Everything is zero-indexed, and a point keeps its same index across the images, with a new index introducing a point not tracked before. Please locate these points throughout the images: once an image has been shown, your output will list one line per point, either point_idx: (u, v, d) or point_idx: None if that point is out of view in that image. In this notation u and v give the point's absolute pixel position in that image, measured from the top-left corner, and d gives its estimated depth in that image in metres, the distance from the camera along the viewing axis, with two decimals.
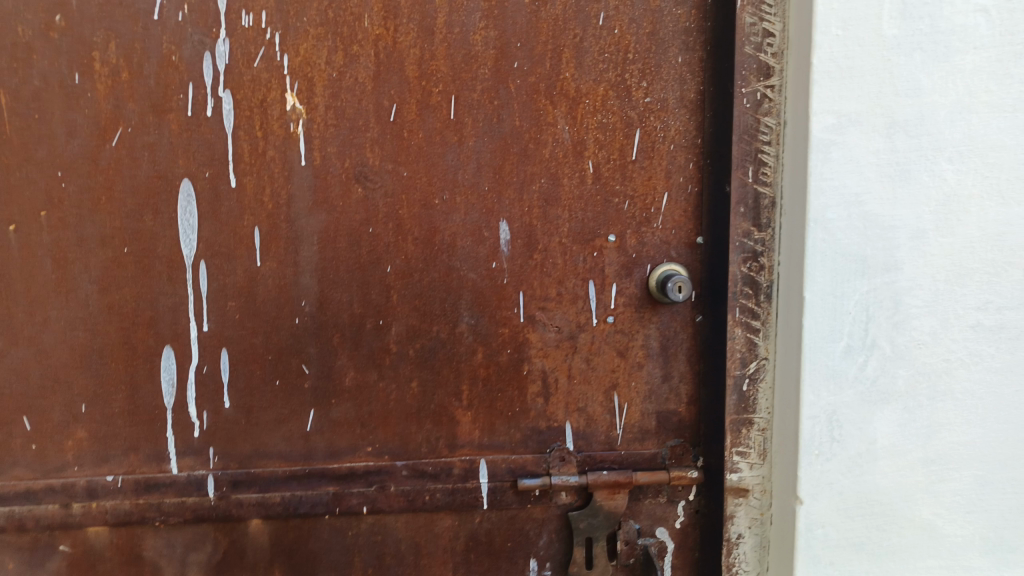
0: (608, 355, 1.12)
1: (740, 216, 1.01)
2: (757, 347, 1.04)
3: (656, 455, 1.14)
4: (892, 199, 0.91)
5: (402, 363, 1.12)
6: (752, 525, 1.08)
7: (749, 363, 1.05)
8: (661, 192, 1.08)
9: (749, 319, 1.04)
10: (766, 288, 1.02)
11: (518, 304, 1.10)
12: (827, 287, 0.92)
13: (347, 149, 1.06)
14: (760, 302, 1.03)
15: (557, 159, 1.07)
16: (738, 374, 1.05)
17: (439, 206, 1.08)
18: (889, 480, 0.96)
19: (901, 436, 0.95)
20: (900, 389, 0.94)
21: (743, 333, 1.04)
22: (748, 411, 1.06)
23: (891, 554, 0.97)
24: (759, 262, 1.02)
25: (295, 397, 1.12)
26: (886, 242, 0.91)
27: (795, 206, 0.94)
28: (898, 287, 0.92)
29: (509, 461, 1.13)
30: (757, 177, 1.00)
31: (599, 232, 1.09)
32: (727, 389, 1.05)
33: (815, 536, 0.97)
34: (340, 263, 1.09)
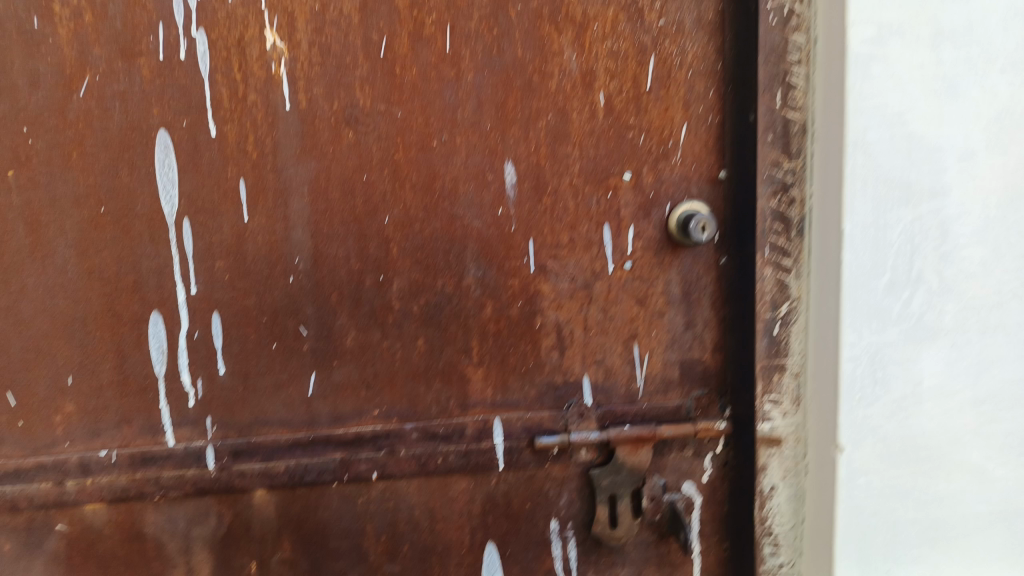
0: (626, 303, 1.04)
1: (768, 144, 0.93)
2: (789, 288, 0.97)
3: (680, 408, 1.07)
4: (939, 117, 0.82)
5: (406, 320, 1.04)
6: (785, 476, 1.01)
7: (780, 306, 0.97)
8: (679, 124, 1.00)
9: (780, 258, 0.96)
10: (797, 223, 0.95)
11: (528, 252, 1.02)
12: (868, 217, 0.84)
13: (335, 89, 0.97)
14: (791, 239, 0.95)
15: (564, 92, 0.98)
16: (768, 317, 0.98)
17: (438, 148, 0.99)
18: (936, 424, 0.89)
19: (950, 376, 0.88)
20: (948, 325, 0.87)
21: (773, 274, 0.96)
22: (780, 356, 0.99)
23: (939, 502, 0.90)
24: (790, 194, 0.94)
25: (294, 361, 1.05)
26: (932, 166, 0.83)
27: (831, 129, 0.86)
28: (945, 215, 0.84)
29: (524, 419, 1.07)
30: (786, 102, 0.91)
31: (613, 170, 1.00)
32: (757, 334, 0.98)
33: (857, 486, 0.89)
34: (334, 215, 1.01)
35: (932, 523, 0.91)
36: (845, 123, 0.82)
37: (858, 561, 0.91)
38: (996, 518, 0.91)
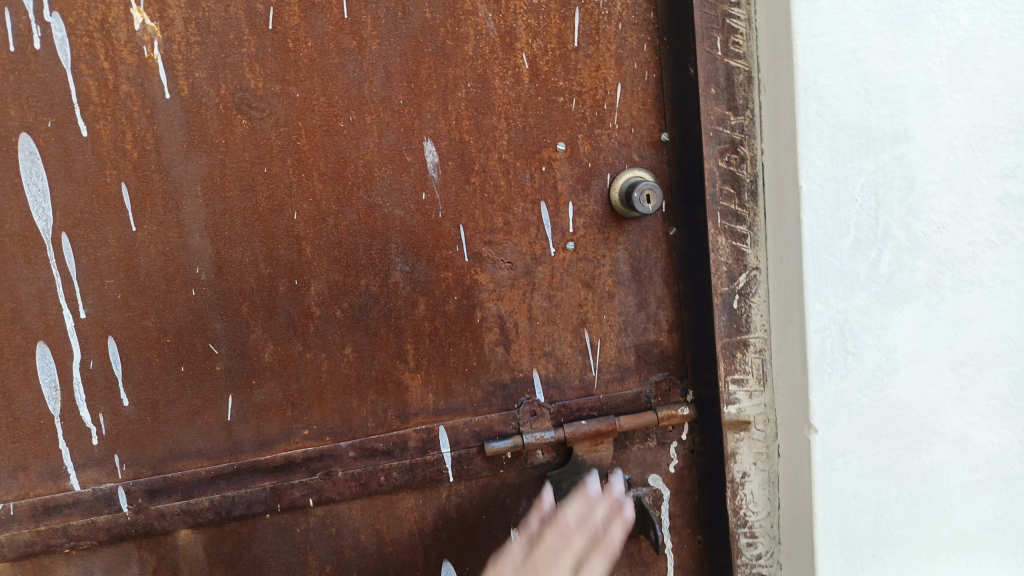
0: (573, 288, 0.95)
1: (712, 98, 0.84)
2: (745, 257, 0.88)
3: (640, 395, 0.98)
4: (896, 52, 0.75)
5: (329, 328, 0.93)
6: (757, 461, 0.93)
7: (737, 277, 0.89)
8: (613, 85, 0.90)
9: (734, 225, 0.87)
10: (749, 184, 0.87)
11: (460, 239, 0.92)
12: (827, 170, 0.76)
13: (219, 71, 0.85)
14: (744, 202, 0.87)
15: (482, 56, 0.87)
16: (727, 291, 0.88)
17: (345, 130, 0.88)
18: (914, 393, 0.81)
19: (926, 339, 0.80)
20: (920, 283, 0.79)
21: (728, 243, 0.87)
22: (741, 332, 0.90)
23: (923, 476, 0.83)
24: (739, 153, 0.86)
25: (207, 384, 0.93)
26: (892, 107, 0.76)
27: (781, 76, 0.77)
28: (910, 160, 0.76)
29: (473, 423, 0.97)
30: (728, 49, 0.83)
31: (546, 141, 0.90)
32: (716, 311, 0.88)
33: (835, 468, 0.81)
34: (235, 215, 0.89)
35: (918, 500, 0.83)
36: (796, 67, 0.74)
37: (842, 549, 0.83)
38: (983, 487, 0.84)
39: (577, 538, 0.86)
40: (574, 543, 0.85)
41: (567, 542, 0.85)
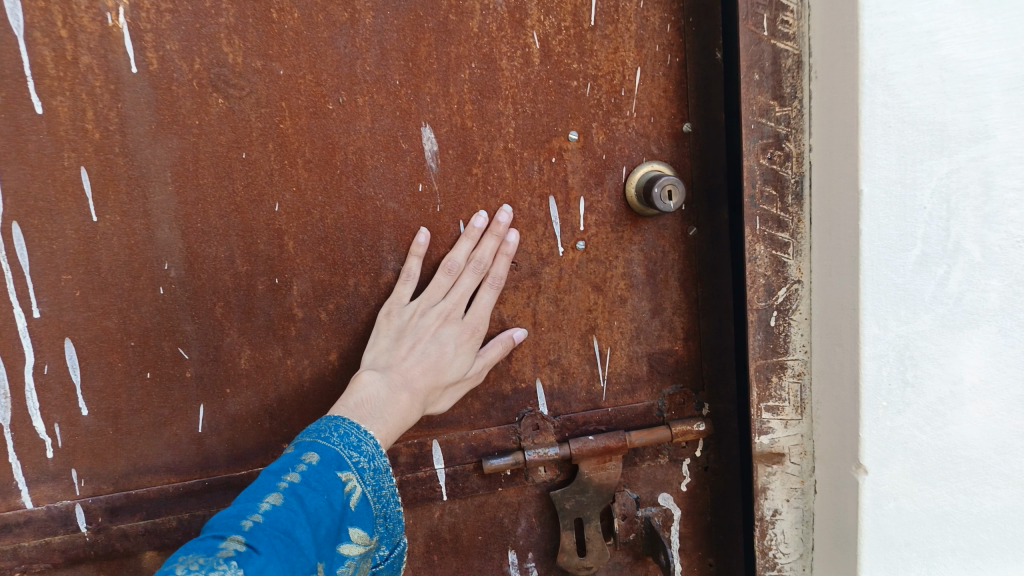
0: (582, 291, 0.86)
1: (755, 85, 0.76)
2: (787, 269, 0.81)
3: (651, 408, 0.91)
4: (978, 35, 0.68)
5: (312, 331, 0.85)
6: (790, 498, 0.85)
7: (777, 292, 0.81)
8: (633, 68, 0.81)
9: (774, 231, 0.80)
10: (793, 186, 0.79)
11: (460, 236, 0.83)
12: (892, 172, 0.69)
13: (193, 43, 0.75)
14: (786, 206, 0.79)
15: (489, 33, 0.79)
16: (763, 307, 0.81)
17: (334, 113, 0.79)
18: (981, 431, 0.74)
19: (995, 369, 0.73)
20: (993, 306, 0.72)
21: (767, 251, 0.80)
22: (779, 352, 0.82)
23: (984, 523, 0.75)
24: (784, 150, 0.78)
25: (175, 392, 0.84)
26: (971, 100, 0.68)
27: (841, 65, 0.70)
28: (989, 163, 0.69)
29: (468, 438, 0.89)
30: (776, 30, 0.75)
31: (556, 129, 0.82)
32: (750, 327, 0.81)
33: (886, 514, 0.74)
34: (209, 205, 0.80)
35: (976, 550, 0.76)
36: (861, 48, 0.67)
37: None
38: None
39: (468, 275, 0.82)
40: (464, 281, 0.82)
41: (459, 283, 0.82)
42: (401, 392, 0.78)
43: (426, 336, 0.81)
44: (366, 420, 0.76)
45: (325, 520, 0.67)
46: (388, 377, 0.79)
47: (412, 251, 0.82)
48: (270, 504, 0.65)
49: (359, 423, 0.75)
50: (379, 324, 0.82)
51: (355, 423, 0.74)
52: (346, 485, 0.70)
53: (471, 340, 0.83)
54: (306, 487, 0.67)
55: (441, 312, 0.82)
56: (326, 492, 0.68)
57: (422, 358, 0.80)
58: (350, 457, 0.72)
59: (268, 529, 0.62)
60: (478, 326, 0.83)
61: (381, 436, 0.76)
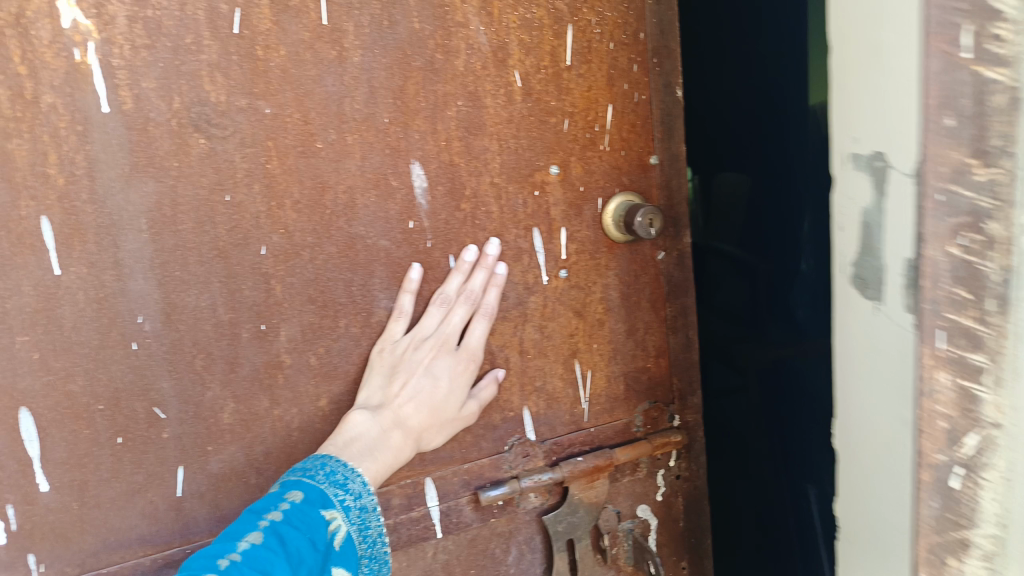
0: (565, 317, 0.89)
1: (937, 133, 0.47)
2: (986, 415, 0.49)
3: (629, 425, 0.95)
4: None
5: (301, 378, 0.82)
6: None
7: (965, 442, 0.50)
8: (605, 105, 0.86)
9: (965, 352, 0.49)
10: (1000, 288, 0.47)
11: (451, 270, 0.84)
12: None
13: (172, 82, 0.71)
14: (992, 314, 0.47)
15: (474, 72, 0.81)
16: (943, 458, 0.52)
17: (323, 152, 0.77)
18: None
19: None
20: None
21: (952, 379, 0.50)
22: (967, 530, 0.52)
23: None
24: (987, 231, 0.47)
25: (150, 456, 0.78)
26: None
27: None
28: None
29: (461, 472, 0.89)
30: (979, 42, 0.44)
31: (538, 163, 0.85)
32: (919, 485, 0.53)
33: None
34: (188, 251, 0.75)
35: None
36: None
37: None
38: None
39: (458, 309, 0.83)
40: (454, 315, 0.83)
41: (449, 318, 0.83)
42: (392, 432, 0.79)
43: (416, 372, 0.82)
44: (354, 460, 0.75)
45: (307, 558, 0.67)
46: (378, 419, 0.79)
47: (404, 287, 0.82)
48: (249, 543, 0.64)
49: (346, 461, 0.75)
50: (372, 360, 0.81)
51: (342, 461, 0.75)
52: (328, 522, 0.70)
53: (461, 377, 0.83)
54: (288, 526, 0.67)
55: (432, 346, 0.82)
56: (309, 530, 0.68)
57: (415, 396, 0.81)
58: (335, 495, 0.72)
59: (244, 568, 0.62)
60: (468, 364, 0.83)
61: (370, 475, 0.76)
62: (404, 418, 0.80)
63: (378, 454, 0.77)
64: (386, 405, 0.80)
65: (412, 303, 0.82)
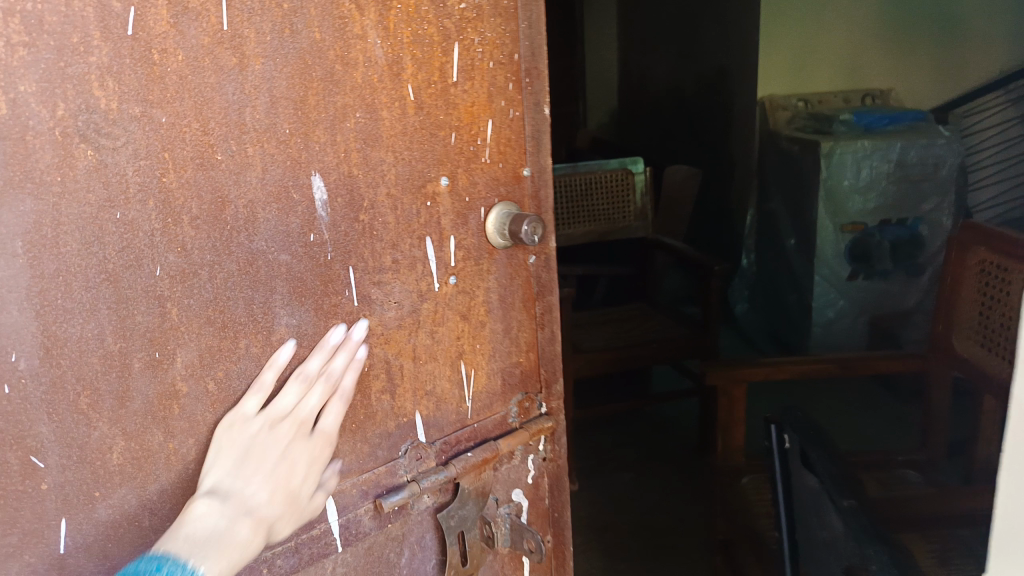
0: (452, 322, 0.94)
1: None
2: None
3: (506, 417, 1.02)
4: None
5: (199, 407, 0.76)
6: None
7: None
8: (485, 120, 0.91)
9: None
10: None
11: (319, 342, 0.83)
12: None
13: (55, 86, 0.63)
14: None
15: (371, 85, 0.81)
16: None
17: (222, 164, 0.73)
18: None
19: None
20: None
21: None
22: None
23: None
24: None
25: (25, 512, 0.68)
26: None
27: None
28: None
29: (360, 482, 0.89)
30: None
31: (429, 175, 0.88)
32: None
33: None
34: (72, 276, 0.66)
35: None
36: None
37: None
38: None
39: (315, 393, 0.81)
40: (312, 398, 0.81)
41: (305, 402, 0.81)
42: (239, 522, 0.74)
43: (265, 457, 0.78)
44: (196, 558, 0.69)
45: None
46: (229, 506, 0.74)
47: (268, 364, 0.79)
48: None
49: (187, 561, 0.68)
50: (218, 439, 0.76)
51: (182, 561, 0.68)
52: None
53: (312, 466, 0.81)
54: None
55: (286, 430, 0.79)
56: None
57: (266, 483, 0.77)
58: None
59: None
60: (323, 450, 0.82)
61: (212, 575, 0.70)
62: (253, 508, 0.76)
63: (223, 548, 0.71)
64: (233, 494, 0.75)
65: (276, 379, 0.79)
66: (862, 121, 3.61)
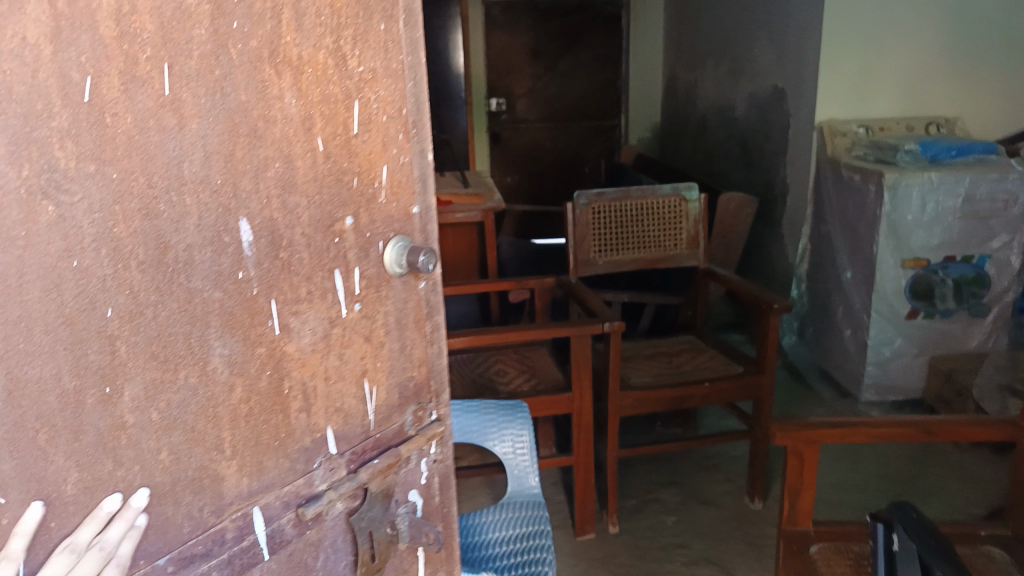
0: (357, 343, 1.06)
1: None
2: None
3: (403, 426, 1.16)
4: None
5: (145, 436, 0.82)
6: None
7: None
8: (381, 166, 1.05)
9: None
10: None
11: (94, 510, 0.79)
12: None
13: (22, 148, 0.69)
14: None
15: (289, 139, 0.92)
16: None
17: (165, 213, 0.81)
18: None
19: None
20: None
21: None
22: None
23: None
24: None
25: None
26: None
27: None
28: None
29: (281, 495, 0.98)
30: None
31: (336, 215, 1.00)
32: None
33: None
34: (34, 321, 0.72)
35: None
36: None
37: None
38: None
39: (83, 564, 0.78)
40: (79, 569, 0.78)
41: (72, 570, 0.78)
42: None
43: None
44: None
45: None
46: None
47: (18, 531, 0.74)
48: None
49: None
50: None
51: None
52: None
53: None
54: None
55: None
56: None
57: None
58: None
59: None
60: None
61: None
62: None
63: None
64: None
65: (26, 546, 0.74)
66: (930, 150, 3.81)
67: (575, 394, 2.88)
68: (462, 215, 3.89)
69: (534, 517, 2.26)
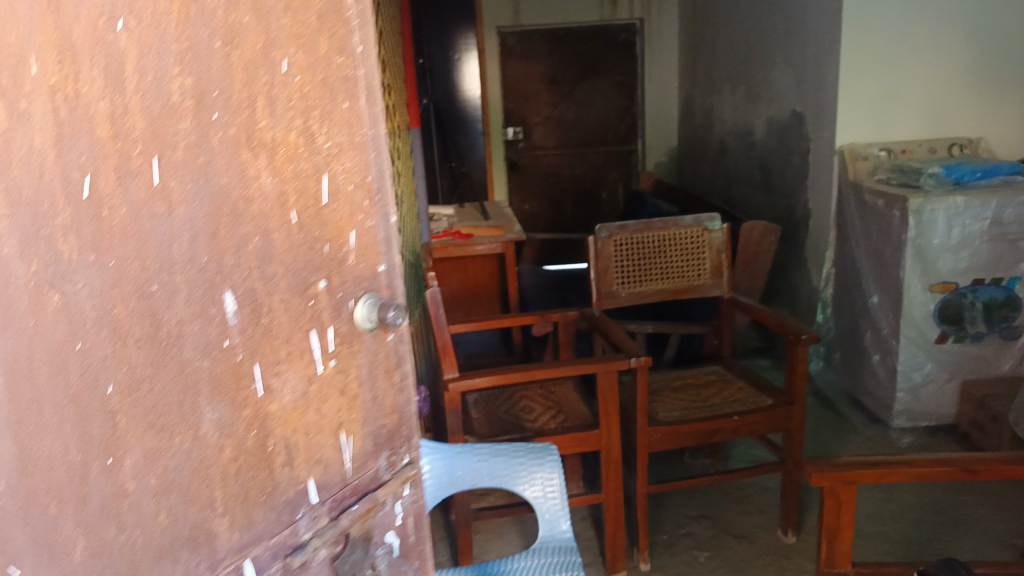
0: (333, 397, 1.13)
1: None
2: None
3: (378, 472, 1.23)
4: None
5: (144, 500, 0.88)
6: None
7: None
8: (349, 232, 1.13)
9: None
10: None
11: None
12: None
13: (31, 245, 0.76)
14: None
15: (266, 214, 1.00)
16: None
17: (157, 292, 0.87)
18: None
19: None
20: None
21: None
22: None
23: None
24: None
25: None
26: None
27: None
28: None
29: (269, 546, 1.05)
30: None
31: (311, 280, 1.07)
32: None
33: None
34: (43, 402, 0.78)
35: None
36: None
37: None
38: None
39: None
40: None
41: None
42: None
43: None
44: None
45: None
46: None
47: None
48: None
49: None
50: None
51: None
52: None
53: None
54: None
55: None
56: None
57: None
58: None
59: None
60: None
61: None
62: None
63: None
64: None
65: None
66: (952, 173, 3.95)
67: (603, 432, 2.99)
68: (484, 247, 4.37)
69: (563, 562, 2.28)
